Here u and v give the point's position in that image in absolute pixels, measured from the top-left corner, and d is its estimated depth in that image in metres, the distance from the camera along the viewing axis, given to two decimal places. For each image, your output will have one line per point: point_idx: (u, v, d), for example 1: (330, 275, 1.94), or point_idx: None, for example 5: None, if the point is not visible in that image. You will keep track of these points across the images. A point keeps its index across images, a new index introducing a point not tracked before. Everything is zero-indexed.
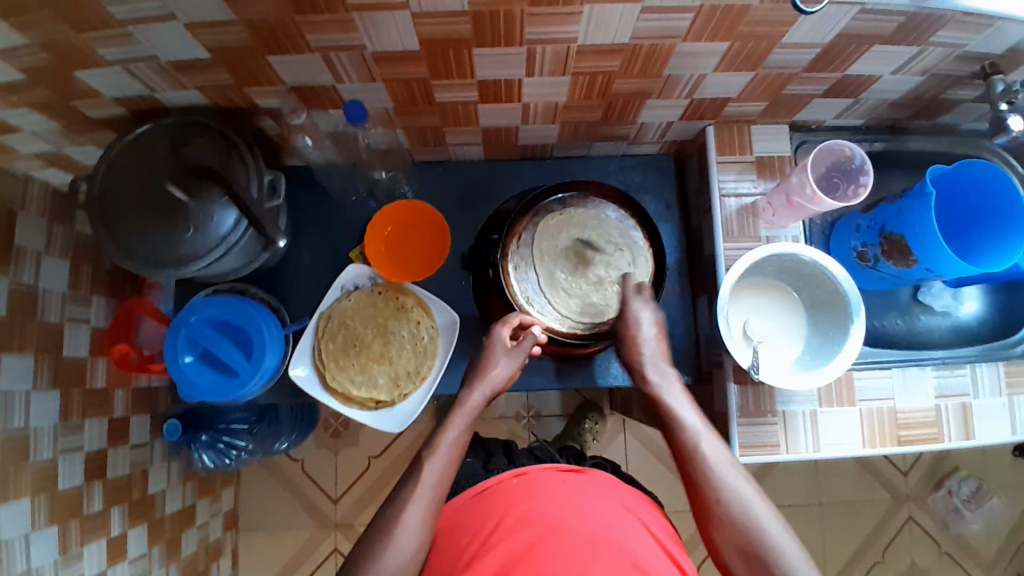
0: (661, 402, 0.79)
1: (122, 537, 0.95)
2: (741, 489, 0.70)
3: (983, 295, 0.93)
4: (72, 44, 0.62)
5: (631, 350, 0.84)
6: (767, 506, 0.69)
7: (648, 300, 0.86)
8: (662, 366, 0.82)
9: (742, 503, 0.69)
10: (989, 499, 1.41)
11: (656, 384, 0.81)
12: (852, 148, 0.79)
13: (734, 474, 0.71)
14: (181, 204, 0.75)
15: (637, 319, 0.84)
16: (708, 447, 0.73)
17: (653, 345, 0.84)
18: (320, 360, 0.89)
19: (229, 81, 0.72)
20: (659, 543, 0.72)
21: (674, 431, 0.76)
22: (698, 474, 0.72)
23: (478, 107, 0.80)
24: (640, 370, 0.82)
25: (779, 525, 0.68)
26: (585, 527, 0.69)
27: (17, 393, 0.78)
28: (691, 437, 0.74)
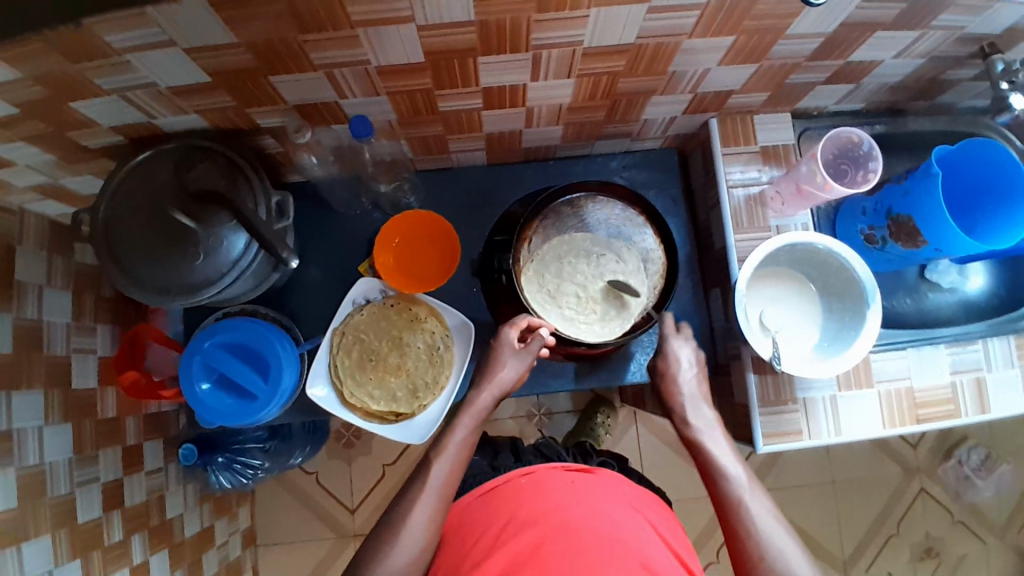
0: (705, 450, 0.81)
1: (145, 564, 0.94)
2: (786, 549, 0.72)
3: (989, 269, 0.94)
4: (68, 75, 0.61)
5: (670, 390, 0.86)
6: (807, 562, 0.72)
7: (687, 338, 0.89)
8: (703, 410, 0.84)
9: (784, 558, 0.72)
10: (999, 466, 1.43)
11: (698, 429, 0.83)
12: (861, 134, 0.80)
13: (776, 530, 0.74)
14: (189, 230, 0.73)
15: (677, 357, 0.87)
16: (752, 501, 0.76)
17: (692, 384, 0.86)
18: (338, 377, 0.88)
19: (231, 102, 0.71)
20: (667, 547, 0.71)
21: (718, 481, 0.78)
22: (741, 528, 0.75)
23: (482, 114, 0.79)
24: (681, 413, 0.84)
25: None
26: (593, 527, 0.69)
27: (29, 429, 0.77)
28: (735, 490, 0.77)
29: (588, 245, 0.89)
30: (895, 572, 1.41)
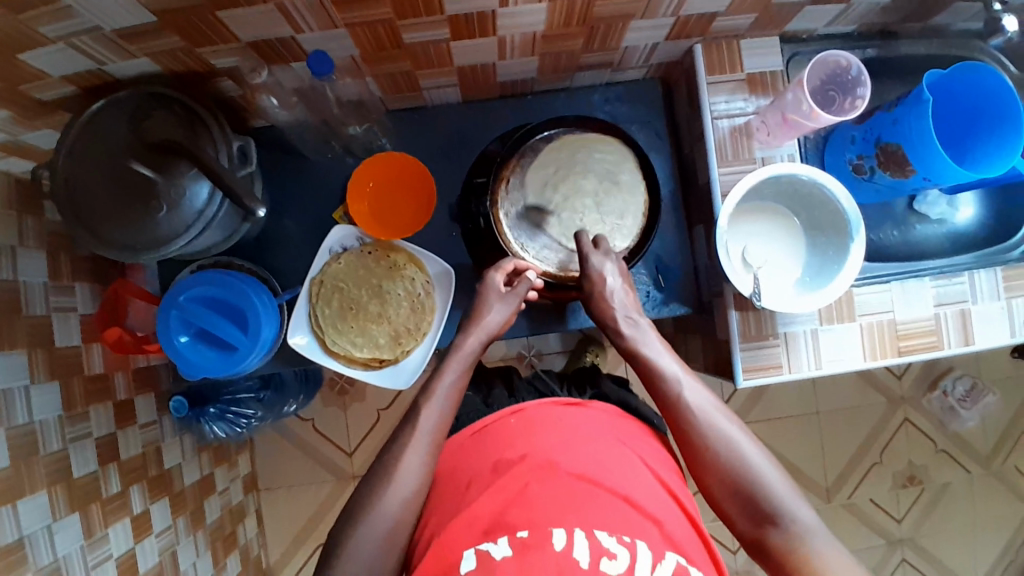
0: (641, 356, 0.79)
1: (146, 513, 0.97)
2: (728, 431, 0.72)
3: (980, 200, 0.92)
4: (9, 25, 0.57)
5: (601, 309, 0.82)
6: (754, 445, 0.72)
7: (608, 251, 0.83)
8: (635, 319, 0.82)
9: (729, 443, 0.72)
10: (984, 396, 1.46)
11: (632, 339, 0.80)
12: (849, 58, 0.77)
13: (720, 421, 0.73)
14: (150, 182, 0.71)
15: (603, 274, 0.82)
16: (692, 395, 0.75)
17: (621, 297, 0.82)
18: (319, 325, 0.88)
19: (180, 44, 0.67)
20: (655, 478, 0.72)
21: (656, 383, 0.77)
22: (684, 422, 0.74)
23: (451, 46, 0.75)
24: (613, 325, 0.82)
25: (767, 464, 0.71)
26: (580, 463, 0.69)
27: (15, 389, 0.77)
28: (674, 387, 0.75)
29: (546, 180, 0.86)
30: (877, 499, 1.45)
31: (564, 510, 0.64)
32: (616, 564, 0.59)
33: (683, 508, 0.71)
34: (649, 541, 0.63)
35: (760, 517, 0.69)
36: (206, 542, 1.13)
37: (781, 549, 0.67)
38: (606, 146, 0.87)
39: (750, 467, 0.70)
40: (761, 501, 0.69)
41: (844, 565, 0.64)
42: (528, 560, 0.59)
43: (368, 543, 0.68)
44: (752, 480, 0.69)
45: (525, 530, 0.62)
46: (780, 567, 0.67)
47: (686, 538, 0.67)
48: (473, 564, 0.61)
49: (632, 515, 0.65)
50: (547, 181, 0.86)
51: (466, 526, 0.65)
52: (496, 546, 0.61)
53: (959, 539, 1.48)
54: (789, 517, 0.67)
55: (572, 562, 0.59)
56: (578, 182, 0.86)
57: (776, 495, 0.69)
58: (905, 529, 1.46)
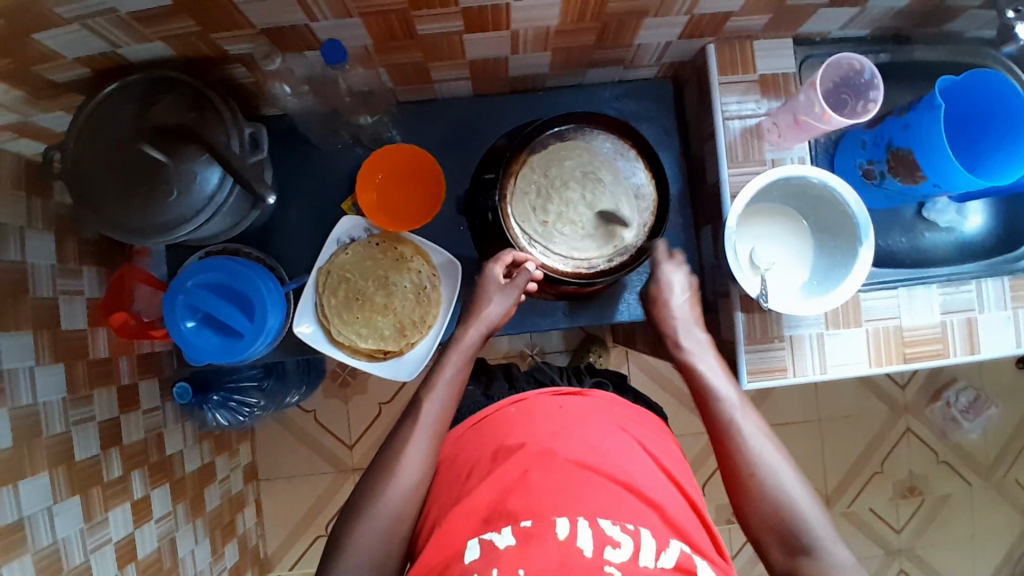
0: (696, 372, 0.81)
1: (146, 498, 0.97)
2: (775, 464, 0.72)
3: (988, 209, 0.92)
4: (27, 5, 0.57)
5: (662, 315, 0.86)
6: (798, 479, 0.72)
7: (679, 265, 0.89)
8: (694, 333, 0.85)
9: (774, 474, 0.72)
10: (987, 408, 1.45)
11: (689, 353, 0.83)
12: (862, 61, 0.76)
13: (767, 451, 0.74)
14: (160, 166, 0.71)
15: (670, 282, 0.87)
16: (743, 420, 0.76)
17: (684, 309, 0.86)
18: (324, 315, 0.88)
19: (194, 28, 0.67)
20: (657, 466, 0.72)
21: (709, 402, 0.78)
22: (731, 446, 0.75)
23: (463, 38, 0.75)
24: (673, 336, 0.85)
25: (813, 505, 0.70)
26: (579, 450, 0.69)
27: (20, 370, 0.77)
28: (726, 410, 0.77)
29: (544, 180, 0.86)
30: (876, 508, 1.45)
31: (566, 498, 0.64)
32: (620, 552, 0.59)
33: (686, 494, 0.71)
34: (652, 528, 0.63)
35: (795, 550, 0.68)
36: (205, 529, 1.13)
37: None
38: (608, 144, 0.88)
39: (793, 501, 0.70)
40: (799, 533, 0.68)
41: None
42: (531, 549, 0.59)
43: (368, 533, 0.68)
44: (792, 513, 0.69)
45: (527, 519, 0.62)
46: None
47: (690, 525, 0.67)
48: (477, 554, 0.61)
49: (634, 503, 0.65)
50: (544, 181, 0.86)
51: (467, 515, 0.65)
52: (499, 536, 0.61)
53: (958, 552, 1.47)
54: (825, 552, 0.66)
55: (576, 551, 0.59)
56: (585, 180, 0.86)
57: (817, 537, 0.67)
58: (904, 539, 1.46)
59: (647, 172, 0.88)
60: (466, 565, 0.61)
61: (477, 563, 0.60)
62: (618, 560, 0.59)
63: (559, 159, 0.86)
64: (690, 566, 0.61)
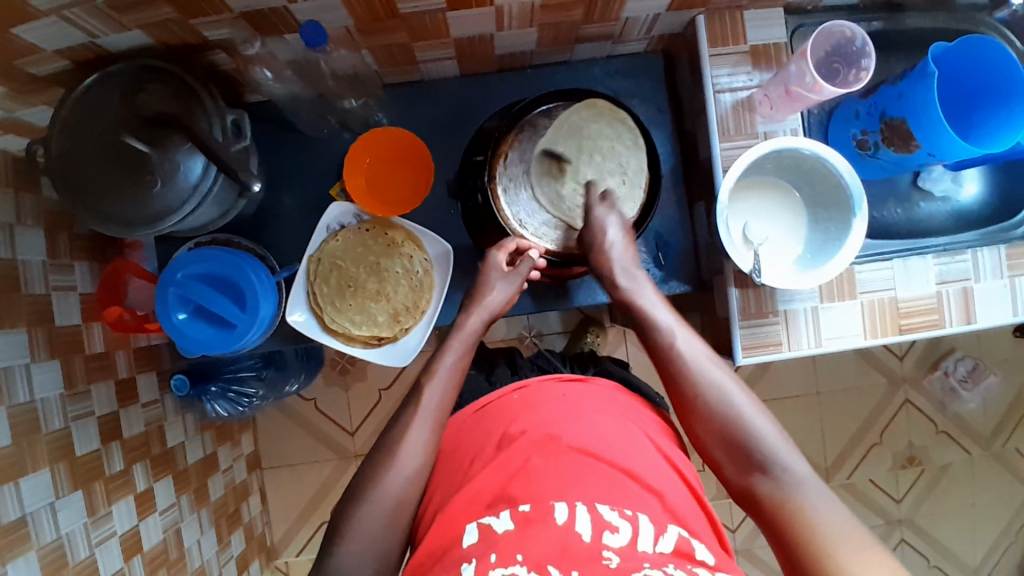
0: (635, 304, 0.81)
1: (149, 491, 0.98)
2: (718, 382, 0.73)
3: (984, 176, 0.91)
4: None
5: (600, 261, 0.83)
6: (745, 397, 0.72)
7: (614, 207, 0.84)
8: (633, 271, 0.83)
9: (719, 393, 0.72)
10: (986, 377, 1.46)
11: (630, 288, 0.82)
12: (853, 28, 0.75)
13: (712, 373, 0.74)
14: (144, 156, 0.71)
15: (603, 225, 0.83)
16: (685, 345, 0.76)
17: (622, 252, 0.83)
18: (317, 303, 0.87)
19: (173, 15, 0.66)
20: (659, 453, 0.72)
21: (651, 331, 0.78)
22: (675, 372, 0.75)
23: (447, 17, 0.74)
24: (611, 276, 0.82)
25: (758, 414, 0.71)
26: (582, 437, 0.69)
27: (16, 368, 0.77)
28: (667, 337, 0.77)
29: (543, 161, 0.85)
30: (876, 479, 1.46)
31: (566, 484, 0.64)
32: (619, 537, 0.59)
33: (688, 483, 0.72)
34: (651, 513, 0.63)
35: (750, 467, 0.69)
36: (210, 519, 1.14)
37: (769, 498, 0.67)
38: (555, 126, 0.84)
39: (740, 416, 0.71)
40: (751, 450, 0.69)
41: (829, 511, 0.63)
42: (529, 533, 0.59)
43: (369, 521, 0.68)
44: (740, 430, 0.70)
45: (527, 505, 0.62)
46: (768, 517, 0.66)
47: (688, 510, 0.67)
48: (476, 538, 0.61)
49: (632, 488, 0.65)
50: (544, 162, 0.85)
51: (468, 500, 0.66)
52: (498, 520, 0.62)
53: (959, 521, 1.48)
54: (779, 468, 0.67)
55: (575, 536, 0.59)
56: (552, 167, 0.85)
57: (767, 446, 0.69)
58: (904, 509, 1.47)
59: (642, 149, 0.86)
60: (464, 550, 0.60)
61: (476, 548, 0.60)
62: (616, 544, 0.58)
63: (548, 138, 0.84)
64: (689, 551, 0.61)
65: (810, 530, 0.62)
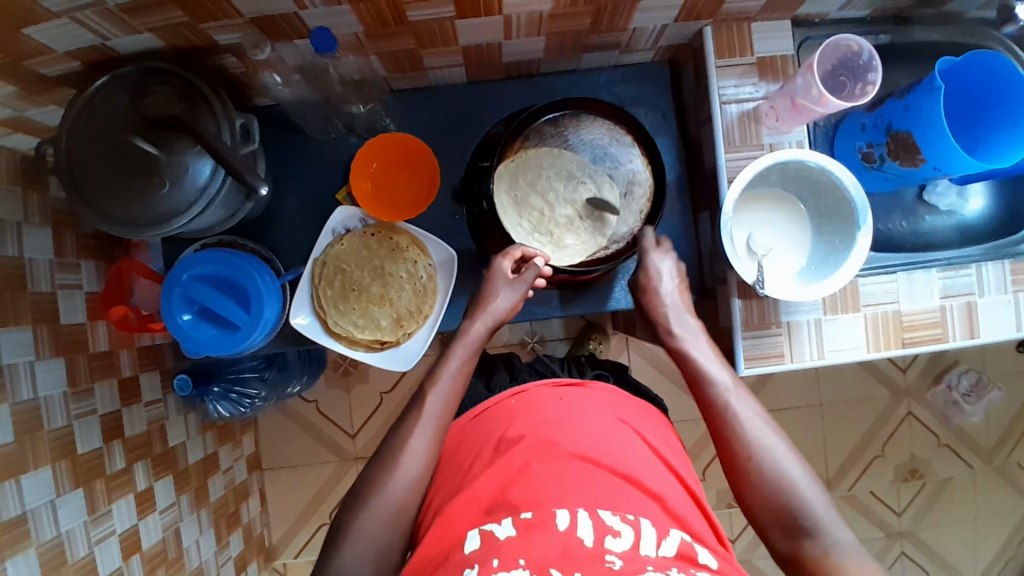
0: (689, 357, 0.81)
1: (149, 490, 0.98)
2: (770, 444, 0.73)
3: (989, 191, 0.91)
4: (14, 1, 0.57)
5: (652, 301, 0.86)
6: (796, 463, 0.72)
7: (667, 250, 0.88)
8: (685, 318, 0.85)
9: (771, 457, 0.72)
10: (989, 391, 1.45)
11: (681, 338, 0.83)
12: (860, 42, 0.76)
13: (765, 435, 0.74)
14: (152, 158, 0.71)
15: (657, 268, 0.86)
16: (738, 405, 0.76)
17: (674, 295, 0.86)
18: (320, 306, 0.88)
19: (183, 19, 0.66)
20: (659, 458, 0.72)
21: (703, 386, 0.79)
22: (728, 431, 0.75)
23: (455, 24, 0.74)
24: (664, 322, 0.85)
25: (809, 481, 0.71)
26: (582, 442, 0.69)
27: (21, 366, 0.77)
28: (722, 394, 0.77)
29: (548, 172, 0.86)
30: (877, 491, 1.45)
31: (566, 489, 0.64)
32: (622, 541, 0.59)
33: (687, 486, 0.72)
34: (653, 518, 0.63)
35: (796, 533, 0.68)
36: (209, 519, 1.14)
37: (815, 565, 0.66)
38: (557, 139, 0.87)
39: (790, 480, 0.71)
40: (799, 515, 0.68)
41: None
42: (532, 539, 0.59)
43: (369, 526, 0.68)
44: (790, 495, 0.70)
45: (528, 511, 0.62)
46: None
47: (691, 514, 0.67)
48: (477, 544, 0.61)
49: (634, 493, 0.65)
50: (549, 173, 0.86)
51: (468, 504, 0.66)
52: (500, 526, 0.62)
53: (959, 535, 1.47)
54: (827, 536, 0.67)
55: (577, 541, 0.59)
56: (556, 175, 0.86)
57: (816, 514, 0.68)
58: (905, 522, 1.46)
59: (643, 159, 0.88)
60: (465, 555, 0.61)
61: (478, 553, 0.60)
62: (619, 549, 0.58)
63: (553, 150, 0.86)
64: (692, 554, 0.61)
65: None
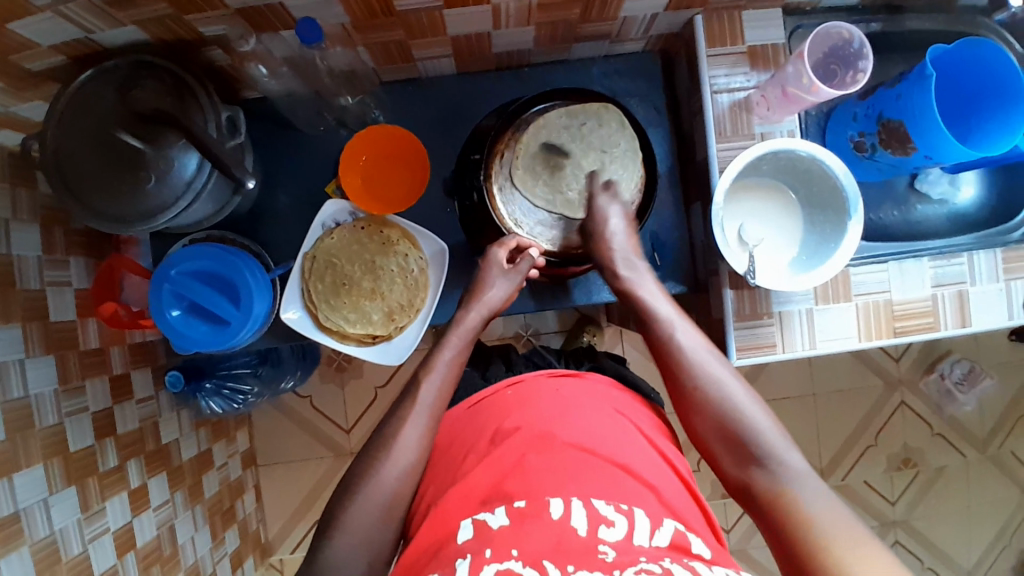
0: (639, 299, 0.82)
1: (143, 487, 0.97)
2: (716, 373, 0.74)
3: (981, 180, 0.91)
4: None
5: (602, 250, 0.84)
6: (744, 390, 0.74)
7: (615, 198, 0.86)
8: (634, 262, 0.85)
9: (716, 385, 0.74)
10: (983, 380, 1.46)
11: (630, 280, 0.84)
12: (851, 30, 0.75)
13: (711, 364, 0.75)
14: (138, 152, 0.70)
15: (606, 215, 0.85)
16: (685, 339, 0.77)
17: (625, 241, 0.85)
18: (311, 301, 0.87)
19: (167, 11, 0.66)
20: (653, 448, 0.72)
21: (652, 324, 0.80)
22: (674, 363, 0.76)
23: (444, 15, 0.74)
24: (612, 266, 0.84)
25: (755, 406, 0.72)
26: (576, 433, 0.69)
27: (11, 364, 0.77)
28: (667, 328, 0.78)
29: (546, 152, 0.85)
30: (871, 480, 1.46)
31: (560, 479, 0.64)
32: (615, 531, 0.59)
33: (679, 474, 0.72)
34: (646, 508, 0.63)
35: (744, 458, 0.70)
36: (205, 516, 1.14)
37: (764, 488, 0.67)
38: (550, 128, 0.84)
39: (736, 407, 0.72)
40: (746, 441, 0.70)
41: (820, 500, 0.64)
42: (525, 528, 0.59)
43: (363, 520, 0.68)
44: (737, 422, 0.71)
45: (522, 500, 0.62)
46: (761, 508, 0.67)
47: (684, 505, 0.67)
48: (471, 534, 0.61)
49: (628, 483, 0.65)
50: (547, 152, 0.85)
51: (462, 497, 0.65)
52: (493, 516, 0.62)
53: (953, 523, 1.49)
54: (774, 459, 0.68)
55: (571, 530, 0.59)
56: (552, 156, 0.85)
57: (763, 438, 0.70)
58: (899, 511, 1.47)
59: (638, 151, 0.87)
60: (459, 545, 0.60)
61: (471, 543, 0.60)
62: (612, 539, 0.58)
63: (551, 132, 0.84)
64: (685, 545, 0.61)
65: (801, 515, 0.63)
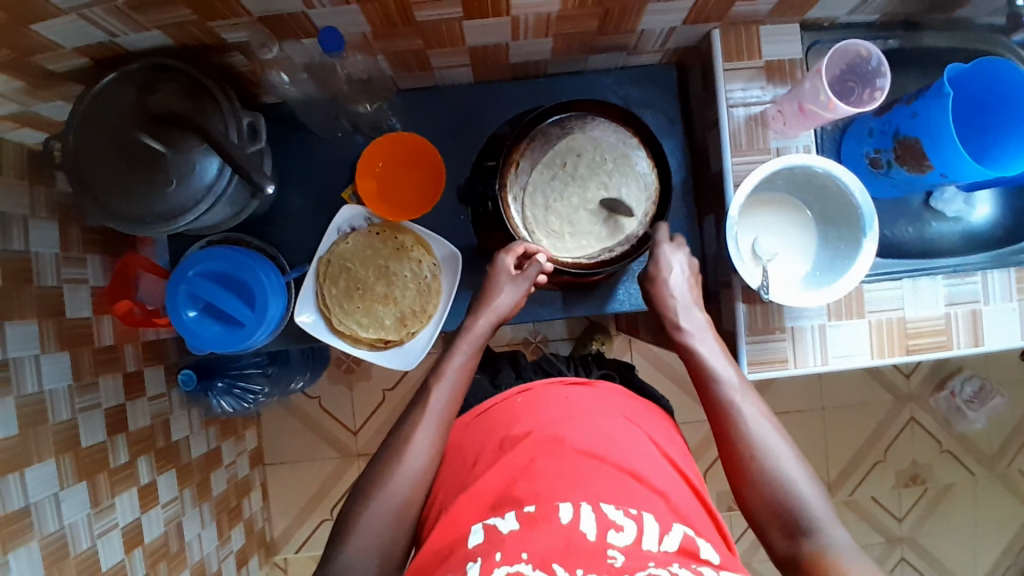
0: (696, 354, 0.79)
1: (152, 484, 0.98)
2: (773, 444, 0.72)
3: (997, 199, 0.91)
4: None
5: (659, 295, 0.84)
6: (800, 465, 0.71)
7: (680, 247, 0.86)
8: (693, 312, 0.83)
9: (773, 456, 0.71)
10: (992, 398, 1.45)
11: (688, 333, 0.81)
12: (869, 47, 0.75)
13: (769, 434, 0.73)
14: (158, 155, 0.71)
15: (668, 261, 0.85)
16: (744, 405, 0.75)
17: (684, 290, 0.84)
18: (325, 304, 0.88)
19: (190, 16, 0.67)
20: (664, 457, 0.72)
21: (708, 384, 0.77)
22: (732, 429, 0.74)
23: (462, 24, 0.74)
24: (670, 315, 0.83)
25: (810, 481, 0.70)
26: (585, 438, 0.69)
27: (25, 359, 0.78)
28: (726, 392, 0.76)
29: (560, 163, 0.86)
30: (878, 496, 1.45)
31: (569, 484, 0.64)
32: (623, 536, 0.59)
33: (689, 479, 0.72)
34: (656, 513, 0.63)
35: (795, 533, 0.67)
36: (212, 513, 1.15)
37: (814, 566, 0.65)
38: (567, 138, 0.86)
39: (791, 481, 0.69)
40: (799, 516, 0.67)
41: None
42: (535, 532, 0.60)
43: (369, 525, 0.69)
44: (790, 496, 0.68)
45: (531, 505, 0.62)
46: None
47: (693, 511, 0.67)
48: (482, 538, 0.61)
49: (638, 488, 0.65)
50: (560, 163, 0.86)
51: (471, 502, 0.66)
52: (503, 521, 0.62)
53: (960, 542, 1.47)
54: (826, 539, 0.66)
55: (580, 535, 0.59)
56: (566, 167, 0.86)
57: (815, 513, 0.67)
58: (906, 528, 1.46)
59: (650, 162, 0.87)
60: (469, 549, 0.61)
61: (481, 547, 0.60)
62: (621, 543, 0.59)
63: (566, 144, 0.86)
64: (694, 550, 0.61)
65: None
